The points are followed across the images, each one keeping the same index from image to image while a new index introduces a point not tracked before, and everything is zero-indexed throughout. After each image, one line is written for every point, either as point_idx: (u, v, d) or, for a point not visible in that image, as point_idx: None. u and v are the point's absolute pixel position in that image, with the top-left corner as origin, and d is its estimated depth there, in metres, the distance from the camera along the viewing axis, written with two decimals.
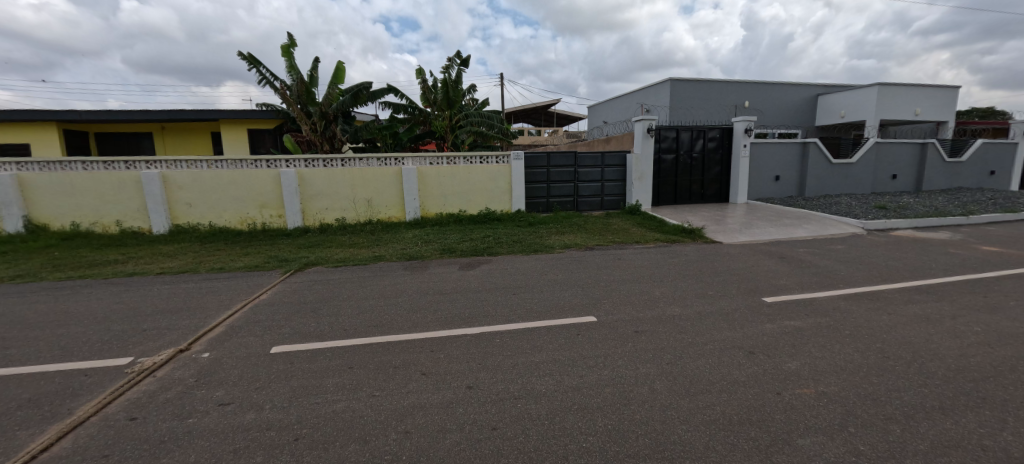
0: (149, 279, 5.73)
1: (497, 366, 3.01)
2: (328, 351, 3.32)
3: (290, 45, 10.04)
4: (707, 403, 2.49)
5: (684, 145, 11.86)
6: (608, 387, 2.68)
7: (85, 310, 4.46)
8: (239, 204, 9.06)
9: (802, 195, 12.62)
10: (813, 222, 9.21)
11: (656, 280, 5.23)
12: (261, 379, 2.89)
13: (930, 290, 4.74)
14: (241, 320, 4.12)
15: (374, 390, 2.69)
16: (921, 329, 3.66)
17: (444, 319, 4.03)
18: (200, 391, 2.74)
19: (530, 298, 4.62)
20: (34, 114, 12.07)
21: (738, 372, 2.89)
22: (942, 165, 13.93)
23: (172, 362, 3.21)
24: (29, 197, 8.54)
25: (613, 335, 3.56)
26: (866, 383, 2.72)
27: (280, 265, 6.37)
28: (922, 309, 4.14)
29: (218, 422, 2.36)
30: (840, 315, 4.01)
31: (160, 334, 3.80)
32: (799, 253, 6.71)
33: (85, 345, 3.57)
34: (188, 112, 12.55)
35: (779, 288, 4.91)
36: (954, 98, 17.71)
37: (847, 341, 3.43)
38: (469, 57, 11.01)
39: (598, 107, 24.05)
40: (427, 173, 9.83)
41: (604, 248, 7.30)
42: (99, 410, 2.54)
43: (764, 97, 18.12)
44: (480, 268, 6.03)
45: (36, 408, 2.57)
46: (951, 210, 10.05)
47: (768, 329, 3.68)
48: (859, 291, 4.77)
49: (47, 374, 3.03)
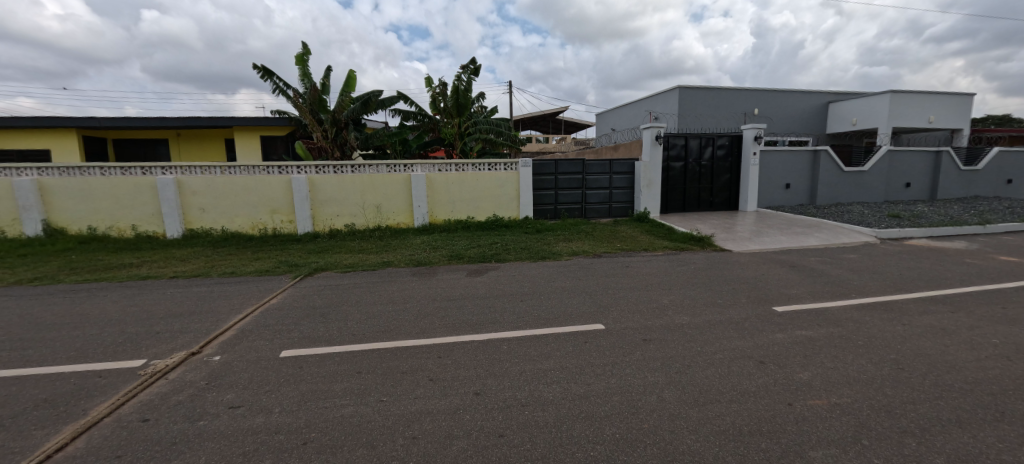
0: (162, 282, 5.85)
1: (504, 373, 3.01)
2: (336, 355, 3.35)
3: (303, 54, 10.25)
4: (717, 413, 2.46)
5: (692, 152, 11.83)
6: (616, 396, 2.67)
7: (101, 312, 4.56)
8: (251, 209, 9.19)
9: (813, 203, 12.48)
10: (825, 231, 9.09)
11: (664, 288, 5.19)
12: (271, 382, 2.92)
13: (945, 300, 4.65)
14: (252, 324, 4.17)
15: (383, 395, 2.70)
16: (937, 340, 3.58)
17: (452, 324, 4.05)
18: (211, 393, 2.78)
19: (539, 305, 4.60)
20: (56, 121, 12.41)
21: (748, 382, 2.85)
22: (957, 174, 13.69)
23: (184, 365, 3.26)
24: (48, 201, 8.76)
25: (621, 343, 3.54)
26: (880, 396, 2.67)
27: (290, 269, 6.47)
28: (938, 320, 4.06)
29: (229, 425, 2.38)
30: (853, 325, 3.95)
31: (173, 336, 3.86)
32: (810, 262, 6.62)
33: (99, 346, 3.64)
34: (202, 119, 12.82)
35: (789, 297, 4.84)
36: (968, 105, 17.49)
37: (861, 352, 3.36)
38: (479, 66, 11.16)
39: (606, 114, 24.15)
40: (435, 179, 9.92)
41: (612, 255, 7.27)
42: (113, 411, 2.58)
43: (774, 105, 18.01)
44: (488, 275, 6.04)
45: (53, 408, 2.62)
46: (967, 219, 9.87)
47: (779, 338, 3.63)
48: (873, 301, 4.69)
49: (64, 375, 3.10)
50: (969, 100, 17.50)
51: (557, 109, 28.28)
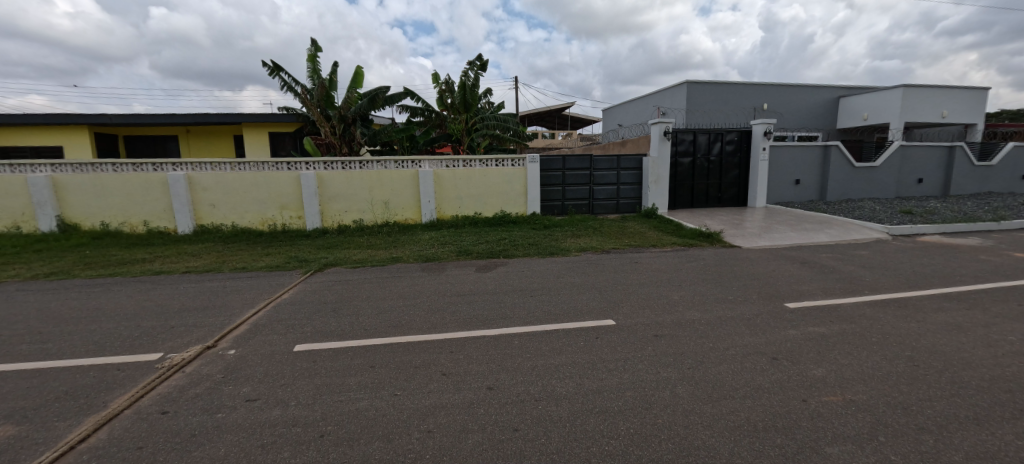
0: (174, 278, 5.90)
1: (516, 368, 3.02)
2: (349, 350, 3.37)
3: (312, 51, 10.27)
4: (731, 409, 2.46)
5: (701, 147, 11.72)
6: (630, 391, 2.67)
7: (115, 307, 4.62)
8: (261, 205, 9.26)
9: (823, 199, 12.35)
10: (835, 227, 8.98)
11: (675, 285, 5.17)
12: (287, 376, 2.95)
13: (960, 297, 4.59)
14: (265, 318, 4.21)
15: (396, 390, 2.72)
16: (952, 337, 3.55)
17: (463, 320, 4.06)
18: (227, 387, 2.81)
19: (549, 301, 4.60)
20: (68, 118, 12.54)
21: (762, 378, 2.84)
22: (970, 169, 13.48)
23: (200, 359, 3.29)
24: (62, 198, 8.87)
25: (633, 339, 3.53)
26: (896, 392, 2.65)
27: (300, 265, 6.51)
28: (953, 317, 4.00)
29: (247, 418, 2.42)
30: (866, 322, 3.91)
31: (189, 331, 3.90)
32: (821, 259, 6.55)
33: (117, 340, 3.69)
34: (211, 115, 12.89)
35: (801, 293, 4.80)
36: (983, 100, 17.18)
37: (875, 348, 3.34)
38: (487, 62, 11.13)
39: (613, 110, 24.05)
40: (443, 175, 9.91)
41: (620, 251, 7.25)
42: (132, 404, 2.62)
43: (784, 99, 17.80)
44: (497, 271, 6.05)
45: (74, 401, 2.67)
46: (981, 215, 9.69)
47: (792, 335, 3.60)
48: (885, 297, 4.64)
49: (84, 368, 3.14)
50: (983, 94, 17.19)
51: (563, 104, 28.16)
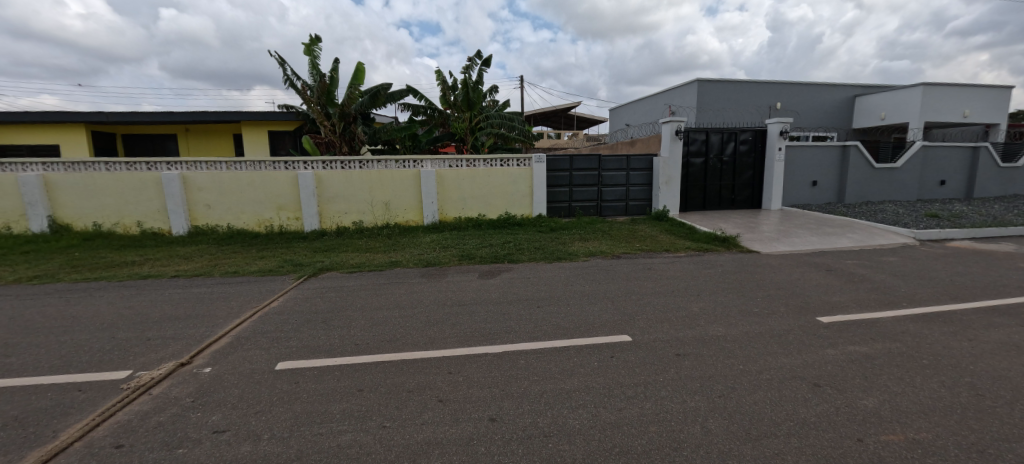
0: (161, 282, 5.62)
1: (522, 393, 2.66)
2: (336, 370, 3.03)
3: (312, 45, 9.98)
4: (776, 451, 2.08)
5: (713, 147, 11.30)
6: (653, 426, 2.30)
7: (92, 315, 4.32)
8: (258, 206, 8.98)
9: (841, 201, 11.88)
10: (857, 231, 8.54)
11: (693, 294, 4.78)
12: (263, 401, 2.62)
13: (1010, 311, 4.16)
14: (249, 330, 3.89)
15: (385, 421, 2.37)
16: (1014, 359, 3.14)
17: (464, 334, 3.71)
18: (195, 414, 2.48)
19: (557, 313, 4.24)
20: (67, 116, 12.35)
21: (806, 411, 2.46)
22: (994, 171, 12.95)
23: (170, 378, 2.97)
24: (54, 197, 8.64)
25: (653, 358, 3.17)
26: (965, 430, 2.26)
27: (294, 269, 6.19)
28: (1009, 335, 3.58)
29: (209, 455, 2.08)
30: (912, 341, 3.51)
31: (164, 344, 3.58)
32: (847, 266, 6.12)
33: (86, 355, 3.38)
34: (210, 114, 12.65)
35: (834, 306, 4.40)
36: (1006, 99, 16.58)
37: (930, 373, 2.94)
38: (491, 58, 10.78)
39: (620, 110, 23.62)
40: (446, 175, 9.58)
41: (631, 256, 6.87)
42: (84, 434, 2.30)
43: (798, 98, 17.30)
44: (501, 277, 5.70)
45: (21, 429, 2.36)
46: (1012, 219, 9.19)
47: (831, 355, 3.21)
48: (926, 311, 4.22)
49: (40, 388, 2.83)
50: (1006, 93, 16.59)
51: (569, 104, 27.74)
